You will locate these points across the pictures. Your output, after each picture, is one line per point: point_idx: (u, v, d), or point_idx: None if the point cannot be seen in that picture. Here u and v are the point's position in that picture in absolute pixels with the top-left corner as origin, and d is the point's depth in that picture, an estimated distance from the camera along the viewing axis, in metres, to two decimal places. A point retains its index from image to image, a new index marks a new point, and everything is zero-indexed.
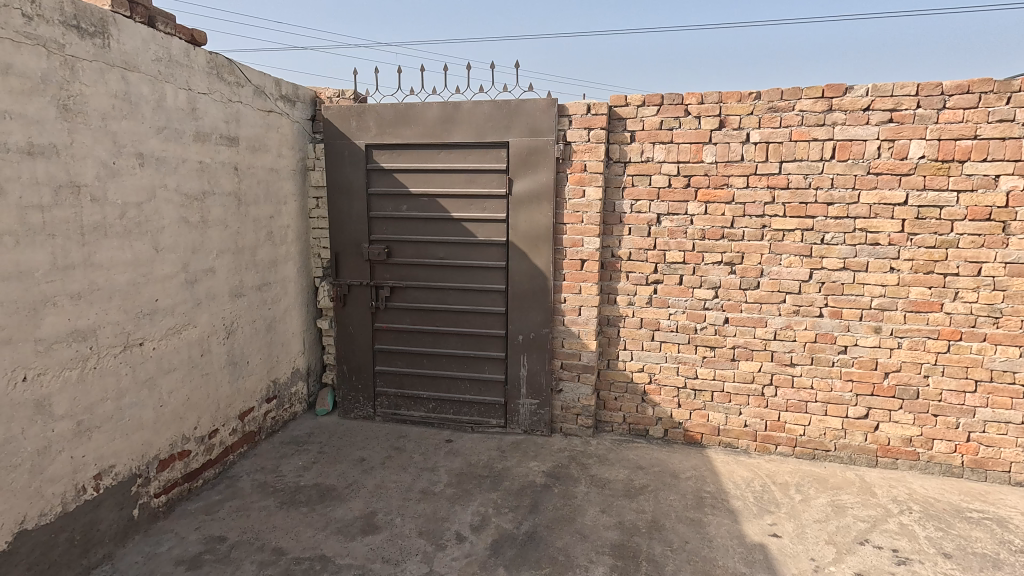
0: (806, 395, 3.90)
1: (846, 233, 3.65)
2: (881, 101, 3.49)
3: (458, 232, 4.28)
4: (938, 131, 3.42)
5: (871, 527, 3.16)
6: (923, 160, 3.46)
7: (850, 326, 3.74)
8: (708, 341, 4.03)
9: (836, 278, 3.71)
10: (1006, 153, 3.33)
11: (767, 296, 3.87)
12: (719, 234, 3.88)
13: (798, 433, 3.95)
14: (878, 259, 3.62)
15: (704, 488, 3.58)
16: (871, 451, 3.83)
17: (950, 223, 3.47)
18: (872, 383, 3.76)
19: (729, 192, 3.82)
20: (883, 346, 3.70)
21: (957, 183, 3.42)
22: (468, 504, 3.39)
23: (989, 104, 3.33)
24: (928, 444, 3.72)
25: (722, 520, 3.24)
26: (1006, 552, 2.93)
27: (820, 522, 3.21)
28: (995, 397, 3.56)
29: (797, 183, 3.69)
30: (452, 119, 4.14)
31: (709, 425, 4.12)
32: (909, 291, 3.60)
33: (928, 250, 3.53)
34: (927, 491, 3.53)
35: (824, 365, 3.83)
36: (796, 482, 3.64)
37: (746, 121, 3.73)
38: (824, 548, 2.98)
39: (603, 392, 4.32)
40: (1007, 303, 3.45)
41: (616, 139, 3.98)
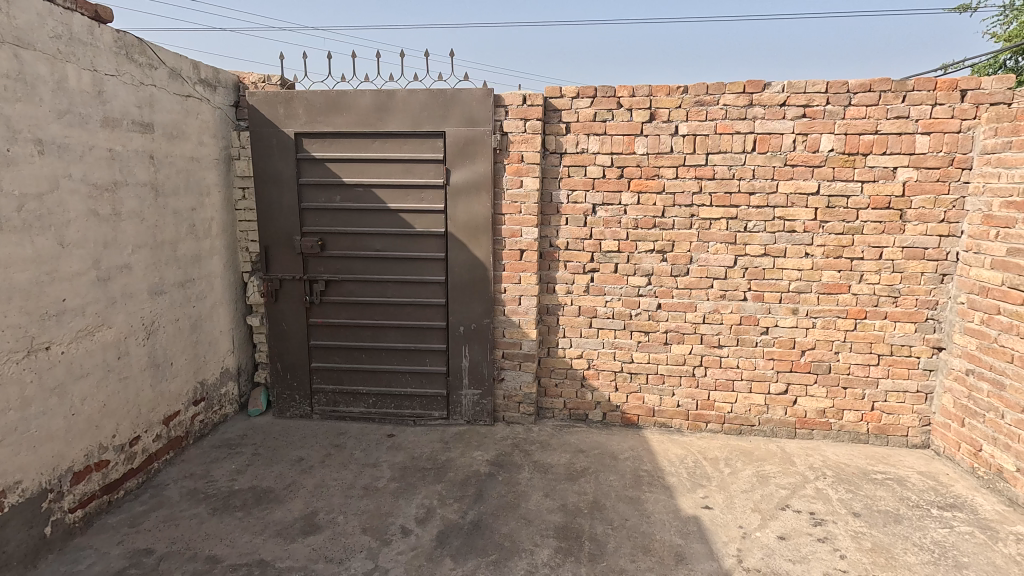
0: (732, 373, 4.14)
1: (766, 221, 3.89)
2: (795, 98, 3.73)
3: (395, 223, 4.20)
4: (845, 126, 3.69)
5: (791, 493, 3.42)
6: (833, 153, 3.74)
7: (771, 308, 4.00)
8: (644, 326, 4.19)
9: (757, 263, 3.96)
10: (902, 147, 3.65)
11: (696, 282, 4.06)
12: (651, 223, 4.03)
13: (726, 410, 4.20)
14: (795, 245, 3.89)
15: (641, 467, 3.74)
16: (790, 423, 4.13)
17: (856, 211, 3.77)
18: (791, 360, 4.04)
19: (660, 182, 3.96)
20: (800, 326, 3.99)
21: (862, 175, 3.72)
22: (413, 498, 3.37)
23: (888, 102, 3.62)
24: (840, 414, 4.05)
25: (659, 496, 3.40)
26: (905, 507, 3.26)
27: (746, 492, 3.43)
28: (895, 368, 3.92)
29: (722, 173, 3.88)
30: (386, 107, 4.04)
31: (645, 407, 4.30)
32: (822, 275, 3.89)
33: (837, 236, 3.82)
34: (839, 457, 3.86)
35: (749, 345, 4.08)
36: (724, 456, 3.87)
37: (674, 114, 3.87)
38: (751, 515, 3.20)
39: (544, 379, 4.40)
40: (904, 284, 3.81)
41: (552, 130, 4.03)
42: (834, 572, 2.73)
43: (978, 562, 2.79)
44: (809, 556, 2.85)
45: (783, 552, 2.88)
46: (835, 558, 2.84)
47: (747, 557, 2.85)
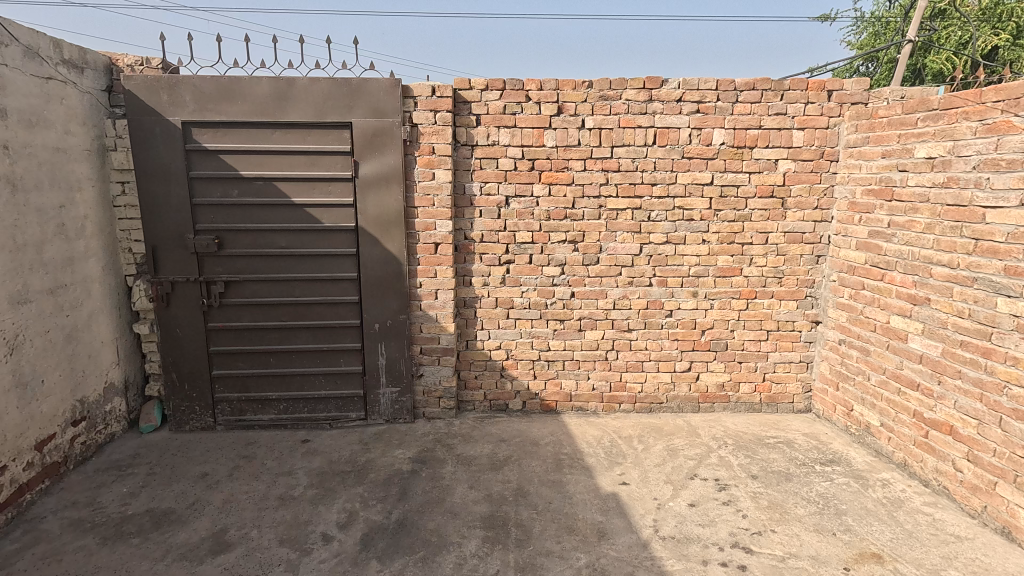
0: (642, 355, 4.37)
1: (668, 210, 4.14)
2: (690, 94, 3.97)
3: (301, 218, 3.99)
4: (734, 122, 3.99)
5: (698, 463, 3.68)
6: (724, 146, 4.03)
7: (674, 292, 4.27)
8: (559, 315, 4.30)
9: (661, 251, 4.20)
10: (782, 141, 4.02)
11: (606, 270, 4.23)
12: (563, 215, 4.15)
13: (637, 390, 4.43)
14: (693, 232, 4.17)
15: (562, 451, 3.86)
16: (694, 398, 4.44)
17: (745, 200, 4.11)
18: (693, 340, 4.34)
19: (569, 174, 4.08)
20: (700, 307, 4.29)
21: (749, 166, 4.05)
22: (333, 503, 3.24)
23: (769, 100, 3.96)
24: (736, 387, 4.42)
25: (580, 477, 3.53)
26: (794, 466, 3.62)
27: (659, 466, 3.66)
28: (782, 342, 4.34)
29: (626, 166, 4.07)
30: (286, 96, 3.82)
31: (562, 392, 4.43)
32: (718, 260, 4.20)
33: (730, 223, 4.15)
34: (738, 426, 4.21)
35: (655, 328, 4.32)
36: (637, 434, 4.09)
37: (581, 108, 4.00)
38: (664, 487, 3.42)
39: (464, 372, 4.40)
40: (787, 266, 4.21)
41: (462, 123, 4.01)
42: (738, 531, 2.98)
43: (854, 508, 3.17)
44: (716, 519, 3.09)
45: (693, 518, 3.10)
46: (738, 518, 3.10)
47: (662, 526, 3.04)
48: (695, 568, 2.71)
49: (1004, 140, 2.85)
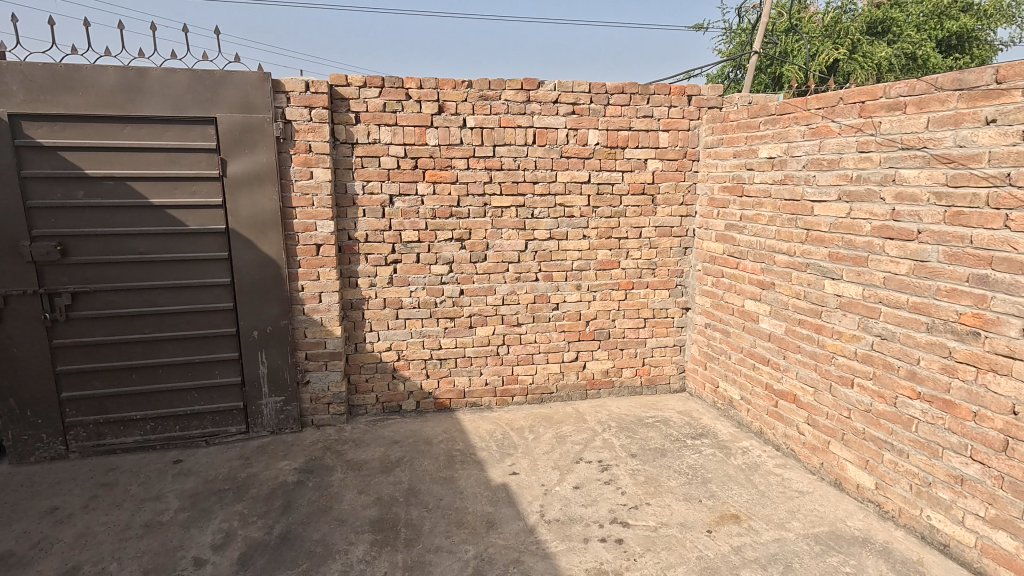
0: (531, 348, 4.51)
1: (550, 207, 4.30)
2: (565, 96, 4.14)
3: (162, 221, 3.68)
4: (607, 123, 4.23)
5: (584, 447, 3.88)
6: (599, 146, 4.26)
7: (559, 286, 4.45)
8: (449, 313, 4.33)
9: (545, 246, 4.36)
10: (650, 142, 4.32)
11: (494, 266, 4.32)
12: (448, 213, 4.17)
13: (528, 382, 4.57)
14: (574, 228, 4.37)
15: (454, 448, 3.89)
16: (582, 385, 4.66)
17: (619, 197, 4.37)
18: (579, 331, 4.55)
19: (453, 173, 4.11)
20: (583, 300, 4.51)
21: (621, 165, 4.32)
22: (207, 524, 3.04)
23: (637, 103, 4.23)
24: (620, 372, 4.70)
25: (471, 471, 3.59)
26: (668, 442, 3.92)
27: (547, 453, 3.81)
28: (658, 328, 4.68)
29: (508, 165, 4.17)
30: (137, 88, 3.50)
31: (456, 389, 4.47)
32: (597, 253, 4.44)
33: (607, 219, 4.39)
34: (621, 409, 4.48)
35: (543, 321, 4.48)
36: (529, 425, 4.23)
37: (461, 107, 4.04)
38: (551, 472, 3.57)
39: (353, 376, 4.30)
40: (659, 258, 4.55)
41: (340, 120, 3.90)
42: (616, 508, 3.18)
43: (718, 475, 3.50)
44: (598, 498, 3.28)
45: (577, 499, 3.27)
46: (618, 495, 3.31)
47: (548, 510, 3.17)
48: (576, 547, 2.86)
49: (825, 142, 3.26)
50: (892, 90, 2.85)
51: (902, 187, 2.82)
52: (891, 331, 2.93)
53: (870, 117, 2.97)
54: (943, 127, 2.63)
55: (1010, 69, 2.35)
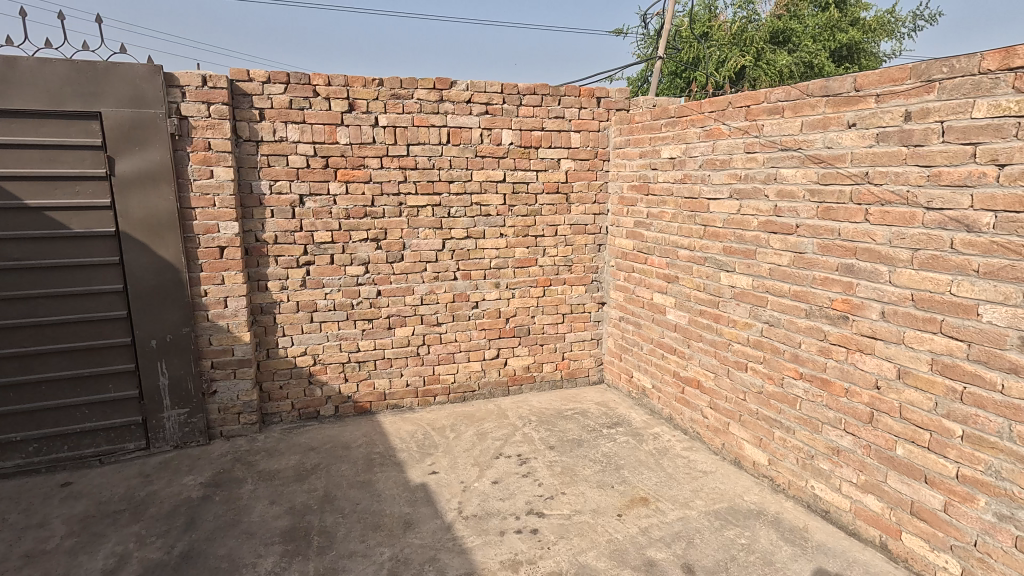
0: (452, 347, 4.52)
1: (466, 206, 4.32)
2: (478, 96, 4.18)
3: (41, 224, 3.38)
4: (520, 123, 4.30)
5: (504, 442, 3.94)
6: (513, 146, 4.33)
7: (478, 284, 4.48)
8: (366, 315, 4.25)
9: (463, 245, 4.37)
10: (563, 142, 4.44)
11: (411, 266, 4.29)
12: (362, 213, 4.09)
13: (450, 381, 4.57)
14: (491, 227, 4.41)
15: (373, 451, 3.84)
16: (504, 382, 4.72)
17: (535, 195, 4.47)
18: (499, 328, 4.61)
19: (366, 172, 4.04)
20: (502, 297, 4.56)
21: (535, 165, 4.41)
22: (98, 549, 2.83)
23: (549, 104, 4.34)
24: (540, 368, 4.80)
25: (390, 474, 3.55)
26: (585, 433, 4.06)
27: (467, 450, 3.83)
28: (576, 323, 4.82)
29: (423, 164, 4.16)
30: (6, 78, 3.19)
31: (376, 392, 4.40)
32: (514, 251, 4.51)
33: (523, 217, 4.47)
34: (542, 403, 4.58)
35: (463, 320, 4.50)
36: (450, 423, 4.23)
37: (372, 105, 3.98)
38: (471, 469, 3.59)
39: (266, 383, 4.13)
40: (574, 254, 4.69)
41: (243, 117, 3.74)
42: (533, 499, 3.26)
43: (630, 461, 3.66)
44: (515, 491, 3.34)
45: (495, 494, 3.32)
46: (534, 487, 3.39)
47: (466, 506, 3.20)
48: (492, 540, 2.90)
49: (718, 143, 3.48)
50: (772, 95, 3.08)
51: (783, 185, 3.06)
52: (777, 318, 3.17)
53: (755, 120, 3.20)
54: (814, 130, 2.87)
55: (866, 77, 2.61)
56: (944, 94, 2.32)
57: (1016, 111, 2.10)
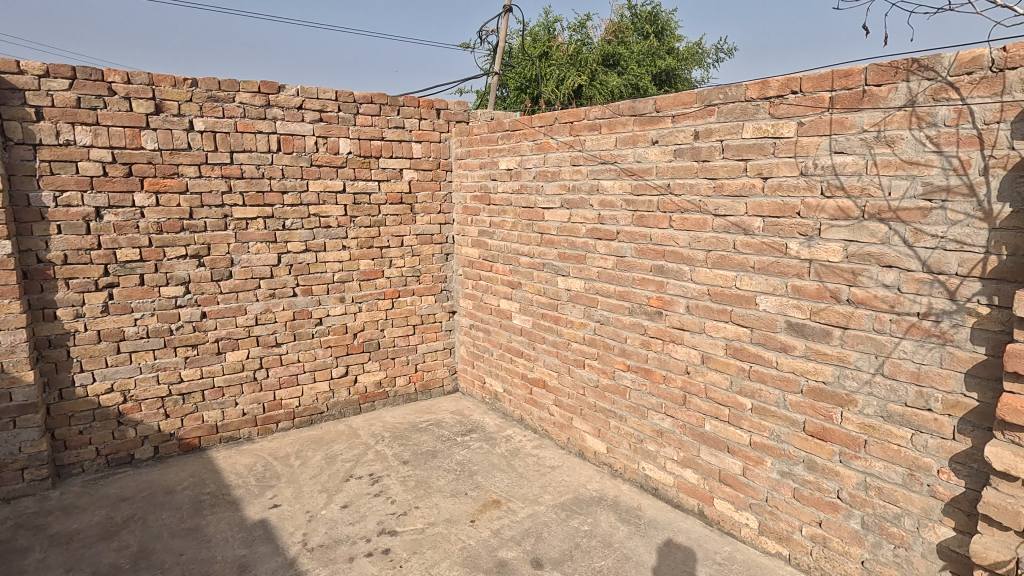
0: (294, 368, 4.23)
1: (303, 218, 4.07)
2: (310, 102, 3.98)
3: None
4: (357, 132, 4.18)
5: (355, 463, 3.77)
6: (351, 155, 4.19)
7: (320, 300, 4.25)
8: (188, 340, 3.81)
9: (301, 259, 4.12)
10: (404, 152, 4.40)
11: (242, 284, 3.93)
12: (178, 227, 3.66)
13: (294, 406, 4.27)
14: (332, 239, 4.22)
15: (203, 492, 3.44)
16: (355, 400, 4.53)
17: (377, 206, 4.37)
18: (346, 344, 4.41)
19: (181, 182, 3.63)
20: (348, 312, 4.38)
21: (377, 175, 4.32)
22: None
23: (387, 113, 4.28)
24: (393, 382, 4.70)
25: (223, 514, 3.21)
26: (440, 443, 4.04)
27: (314, 477, 3.60)
28: (427, 333, 4.80)
29: (250, 173, 3.84)
30: None
31: (206, 425, 3.96)
32: (359, 264, 4.36)
33: (366, 229, 4.35)
34: (396, 418, 4.48)
35: (305, 338, 4.23)
36: (295, 450, 3.95)
37: (185, 108, 3.59)
38: (318, 496, 3.38)
39: (60, 429, 3.50)
40: (422, 265, 4.67)
41: (14, 115, 3.15)
42: (384, 518, 3.16)
43: (484, 466, 3.72)
44: (366, 512, 3.21)
45: (343, 519, 3.16)
46: (387, 505, 3.29)
47: (312, 537, 3.00)
48: (340, 569, 2.75)
49: (548, 156, 3.70)
50: (590, 113, 3.36)
51: (604, 195, 3.35)
52: (607, 316, 3.45)
53: (578, 135, 3.47)
54: (626, 146, 3.19)
55: (663, 100, 2.95)
56: (721, 117, 2.71)
57: (773, 133, 2.52)
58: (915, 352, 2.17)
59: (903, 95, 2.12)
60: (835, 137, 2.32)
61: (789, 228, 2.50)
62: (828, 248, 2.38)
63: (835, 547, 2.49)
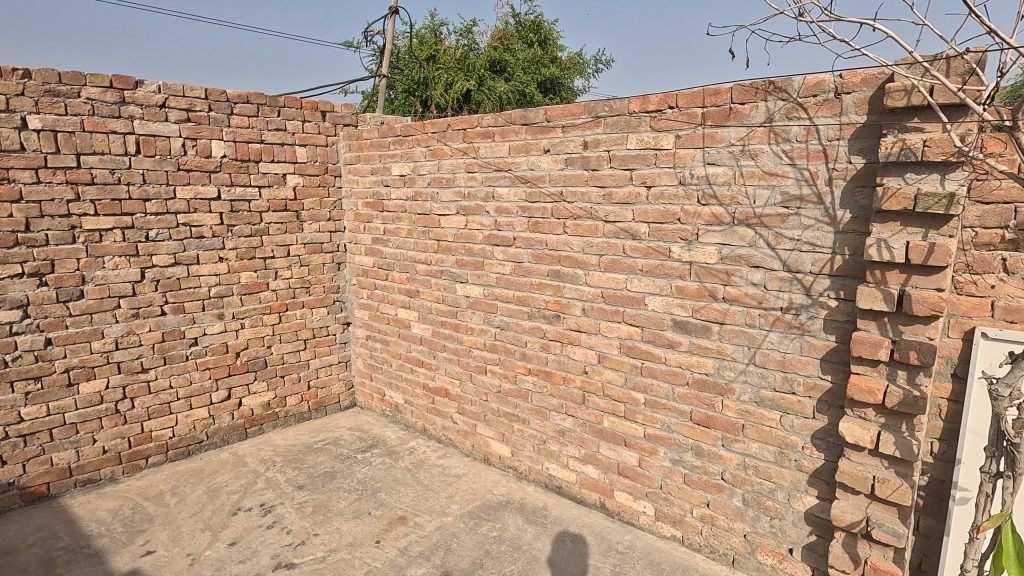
0: (166, 396, 3.80)
1: (170, 228, 3.67)
2: (174, 100, 3.59)
3: None
4: (232, 134, 3.86)
5: (243, 494, 3.47)
6: (226, 159, 3.85)
7: (194, 318, 3.86)
8: (29, 372, 3.27)
9: (170, 274, 3.71)
10: (286, 156, 4.13)
11: (97, 304, 3.45)
12: (11, 241, 3.13)
13: (167, 437, 3.83)
14: (206, 251, 3.85)
15: (55, 547, 2.96)
16: (240, 425, 4.17)
17: (259, 214, 4.05)
18: (227, 365, 4.05)
19: (13, 188, 3.11)
20: (228, 330, 4.02)
21: (256, 180, 4.01)
22: None
23: (266, 115, 4.00)
24: (283, 402, 4.40)
25: (82, 571, 2.79)
26: (338, 462, 3.84)
27: (195, 514, 3.26)
28: (319, 348, 4.55)
29: (103, 178, 3.39)
30: None
31: (56, 469, 3.42)
32: (239, 277, 4.02)
33: (247, 238, 4.02)
34: (287, 440, 4.19)
35: (178, 361, 3.82)
36: (170, 487, 3.54)
37: (16, 103, 3.08)
38: (200, 536, 3.06)
39: None
40: (312, 275, 4.42)
41: None
42: (280, 551, 2.93)
43: (387, 482, 3.59)
44: (259, 547, 2.96)
45: (233, 557, 2.89)
46: (282, 536, 3.06)
47: None
48: None
49: (443, 163, 3.67)
50: (483, 120, 3.37)
51: (499, 202, 3.39)
52: (507, 322, 3.49)
53: (471, 142, 3.47)
54: (519, 154, 3.24)
55: (553, 111, 3.03)
56: (607, 129, 2.85)
57: (654, 145, 2.70)
58: (781, 343, 2.43)
59: (762, 113, 2.37)
60: (707, 150, 2.54)
61: (671, 233, 2.69)
62: (705, 251, 2.59)
63: (721, 524, 2.72)
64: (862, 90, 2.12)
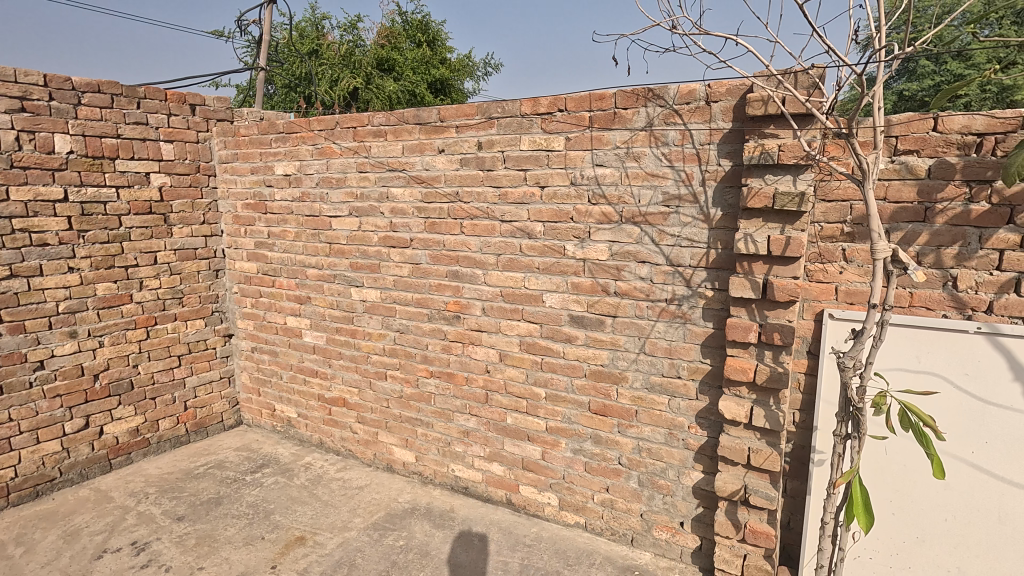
0: (4, 431, 3.24)
1: (3, 235, 3.15)
2: (3, 86, 3.08)
3: None
4: (81, 127, 3.40)
5: (109, 534, 3.07)
6: (73, 156, 3.38)
7: (39, 338, 3.34)
8: None
9: (4, 288, 3.18)
10: (149, 153, 3.72)
11: None
12: None
13: (7, 478, 3.27)
14: (51, 261, 3.35)
15: None
16: (102, 456, 3.68)
17: (117, 218, 3.61)
18: (83, 390, 3.56)
19: None
20: (83, 350, 3.53)
21: (113, 180, 3.57)
22: None
23: (122, 107, 3.57)
24: (155, 426, 3.95)
25: None
26: (224, 487, 3.53)
27: (49, 564, 2.82)
28: (197, 364, 4.16)
29: None
30: None
31: None
32: (95, 289, 3.55)
33: (103, 245, 3.56)
34: (162, 469, 3.77)
35: (19, 389, 3.29)
36: (14, 536, 3.04)
37: None
38: None
39: None
40: (184, 285, 4.03)
41: None
42: None
43: (281, 503, 3.36)
44: None
45: None
46: None
47: None
48: None
49: (331, 162, 3.51)
50: (374, 119, 3.27)
51: (394, 203, 3.31)
52: (406, 325, 3.42)
53: (362, 141, 3.35)
54: (413, 153, 3.19)
55: (447, 111, 3.02)
56: (501, 130, 2.89)
57: (546, 147, 2.78)
58: (667, 331, 2.61)
59: (643, 118, 2.53)
60: (595, 152, 2.66)
61: (565, 231, 2.79)
62: (597, 248, 2.72)
63: (620, 506, 2.87)
64: (727, 99, 2.34)
